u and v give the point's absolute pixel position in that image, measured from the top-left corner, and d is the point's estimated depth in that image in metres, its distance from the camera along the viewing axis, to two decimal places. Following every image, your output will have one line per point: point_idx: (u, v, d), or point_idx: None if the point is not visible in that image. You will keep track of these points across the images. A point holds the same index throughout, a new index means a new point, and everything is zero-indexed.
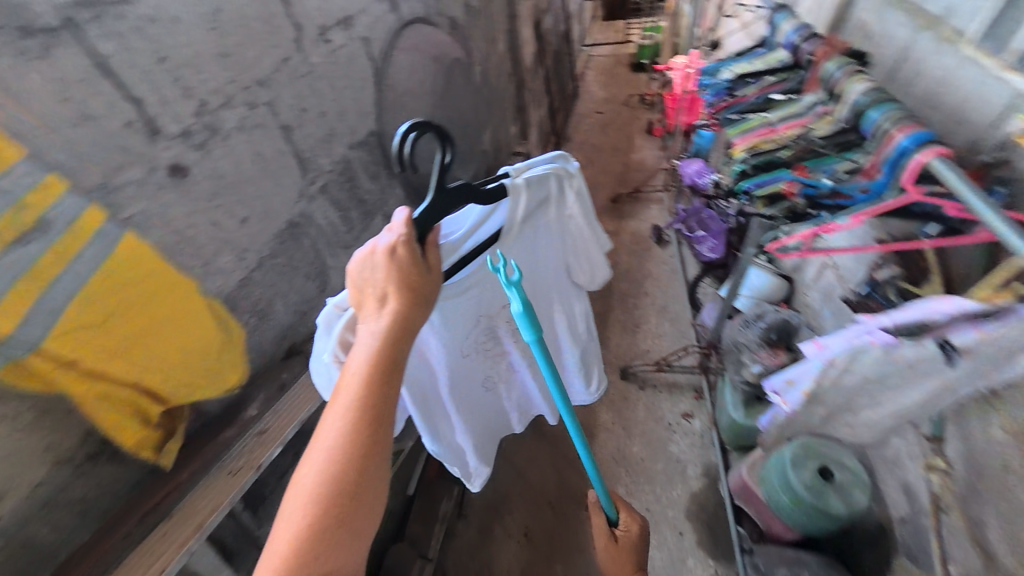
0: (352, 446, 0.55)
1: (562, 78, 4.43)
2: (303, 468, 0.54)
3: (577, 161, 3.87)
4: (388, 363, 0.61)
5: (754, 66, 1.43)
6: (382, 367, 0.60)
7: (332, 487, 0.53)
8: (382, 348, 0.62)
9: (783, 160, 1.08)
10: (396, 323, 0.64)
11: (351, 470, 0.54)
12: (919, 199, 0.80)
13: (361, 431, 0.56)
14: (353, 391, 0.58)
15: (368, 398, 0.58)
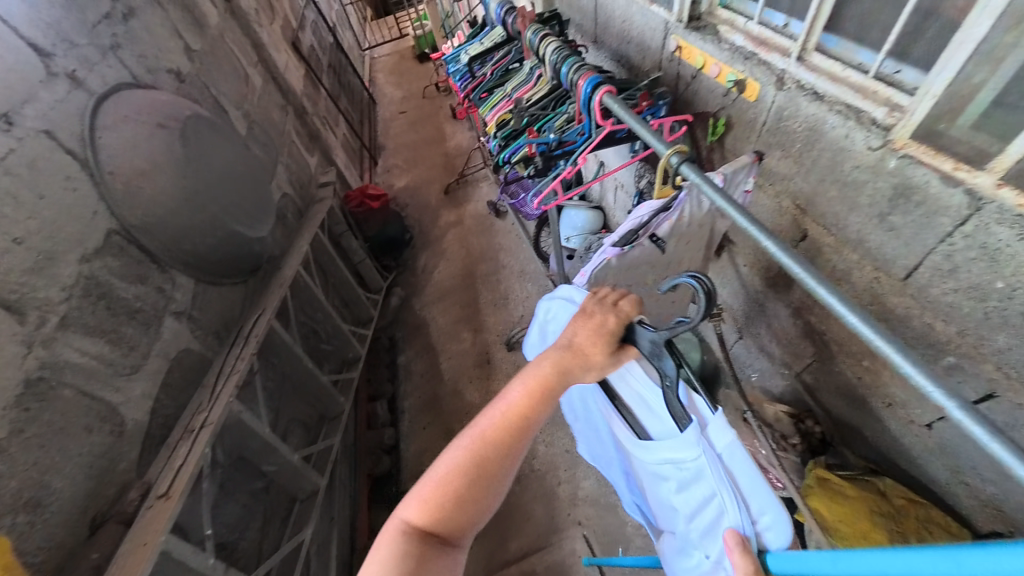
0: (477, 473, 0.57)
1: (350, 90, 4.27)
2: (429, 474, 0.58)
3: (399, 167, 3.84)
4: (533, 414, 0.60)
5: (482, 44, 1.56)
6: (525, 417, 0.60)
7: (447, 502, 0.56)
8: (532, 398, 0.60)
9: (521, 125, 1.20)
10: (554, 369, 0.61)
11: (467, 496, 0.56)
12: (612, 130, 0.99)
13: (488, 460, 0.58)
14: (499, 419, 0.59)
15: (506, 440, 0.59)
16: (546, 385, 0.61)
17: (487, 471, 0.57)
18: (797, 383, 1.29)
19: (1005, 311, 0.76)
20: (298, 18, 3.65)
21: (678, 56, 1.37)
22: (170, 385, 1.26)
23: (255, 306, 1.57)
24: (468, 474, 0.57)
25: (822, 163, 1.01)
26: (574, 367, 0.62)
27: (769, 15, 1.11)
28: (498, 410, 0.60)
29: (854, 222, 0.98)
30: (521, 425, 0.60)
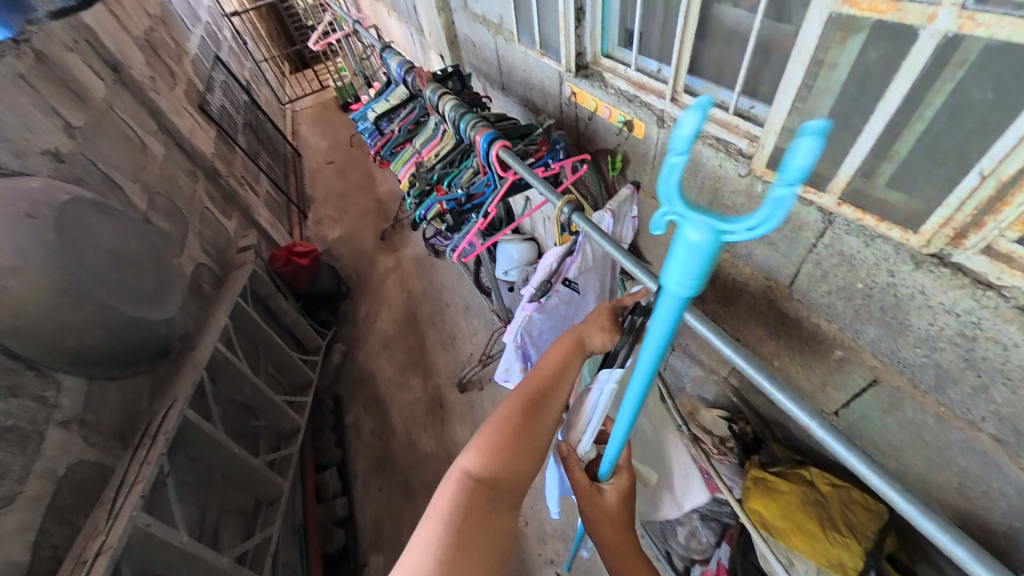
0: (514, 440, 0.61)
1: (271, 145, 4.17)
2: (469, 448, 0.61)
3: (331, 218, 3.75)
4: (555, 389, 0.67)
5: (388, 101, 1.59)
6: (551, 391, 0.67)
7: (487, 470, 0.58)
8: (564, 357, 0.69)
9: (432, 182, 1.22)
10: (570, 347, 0.71)
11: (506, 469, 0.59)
12: (515, 180, 1.03)
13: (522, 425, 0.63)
14: (531, 395, 0.66)
15: (539, 414, 0.64)
16: (565, 361, 0.69)
17: (526, 436, 0.62)
18: (727, 385, 1.38)
19: (867, 307, 0.86)
20: (205, 80, 3.54)
21: (574, 101, 1.48)
22: (58, 509, 1.08)
23: (167, 395, 1.42)
24: (509, 443, 0.61)
25: (706, 189, 1.11)
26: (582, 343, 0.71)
27: (644, 62, 1.23)
28: (525, 387, 0.67)
29: (741, 238, 1.07)
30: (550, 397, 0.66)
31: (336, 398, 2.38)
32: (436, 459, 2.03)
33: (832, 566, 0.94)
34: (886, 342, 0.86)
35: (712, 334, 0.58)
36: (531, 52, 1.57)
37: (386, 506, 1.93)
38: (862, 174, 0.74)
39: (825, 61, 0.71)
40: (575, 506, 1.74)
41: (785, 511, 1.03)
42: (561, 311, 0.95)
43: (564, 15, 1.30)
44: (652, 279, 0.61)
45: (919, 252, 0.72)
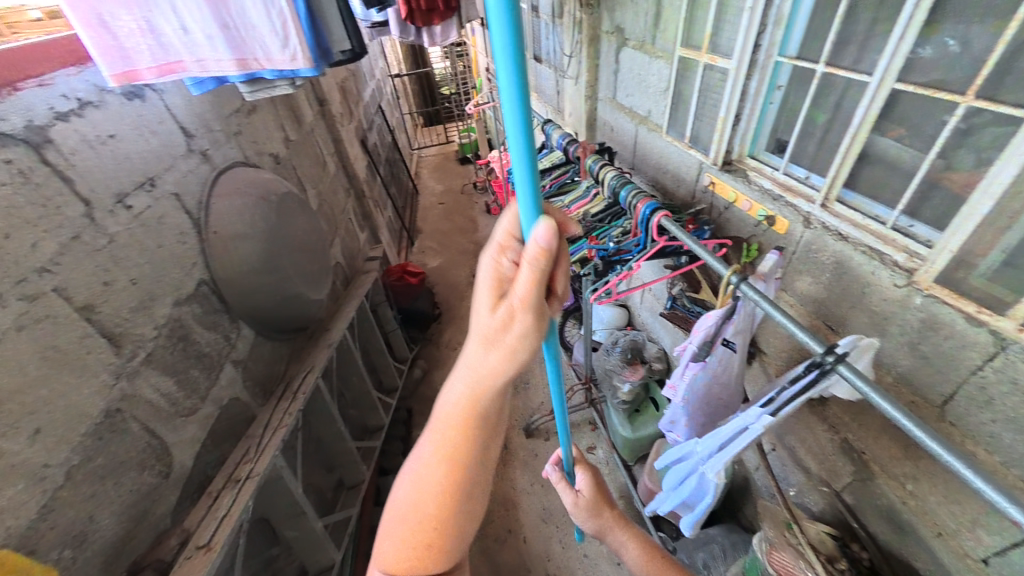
0: (448, 493, 0.51)
1: (399, 180, 4.84)
2: (406, 476, 0.54)
3: (433, 250, 4.16)
4: (477, 388, 0.50)
5: (542, 163, 1.87)
6: (477, 388, 0.50)
7: (424, 525, 0.52)
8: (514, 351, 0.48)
9: (580, 232, 1.40)
10: (497, 325, 0.48)
11: (445, 529, 0.52)
12: (665, 244, 1.16)
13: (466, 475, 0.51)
14: (464, 421, 0.51)
15: (470, 445, 0.51)
16: (490, 348, 0.48)
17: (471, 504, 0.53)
18: (837, 501, 1.28)
19: None
20: (370, 122, 4.32)
21: (711, 190, 1.62)
22: (216, 433, 1.27)
23: (304, 363, 1.64)
24: (440, 498, 0.51)
25: (852, 292, 1.15)
26: (489, 328, 0.48)
27: (794, 168, 1.35)
28: (451, 391, 0.52)
29: (886, 346, 1.07)
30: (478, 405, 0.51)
31: (408, 411, 2.51)
32: (492, 498, 2.02)
33: None
34: None
35: (881, 400, 0.67)
36: (679, 143, 1.78)
37: None
38: None
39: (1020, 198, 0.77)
40: None
41: None
42: (715, 368, 1.08)
43: (723, 119, 1.49)
44: (824, 347, 0.75)
45: None
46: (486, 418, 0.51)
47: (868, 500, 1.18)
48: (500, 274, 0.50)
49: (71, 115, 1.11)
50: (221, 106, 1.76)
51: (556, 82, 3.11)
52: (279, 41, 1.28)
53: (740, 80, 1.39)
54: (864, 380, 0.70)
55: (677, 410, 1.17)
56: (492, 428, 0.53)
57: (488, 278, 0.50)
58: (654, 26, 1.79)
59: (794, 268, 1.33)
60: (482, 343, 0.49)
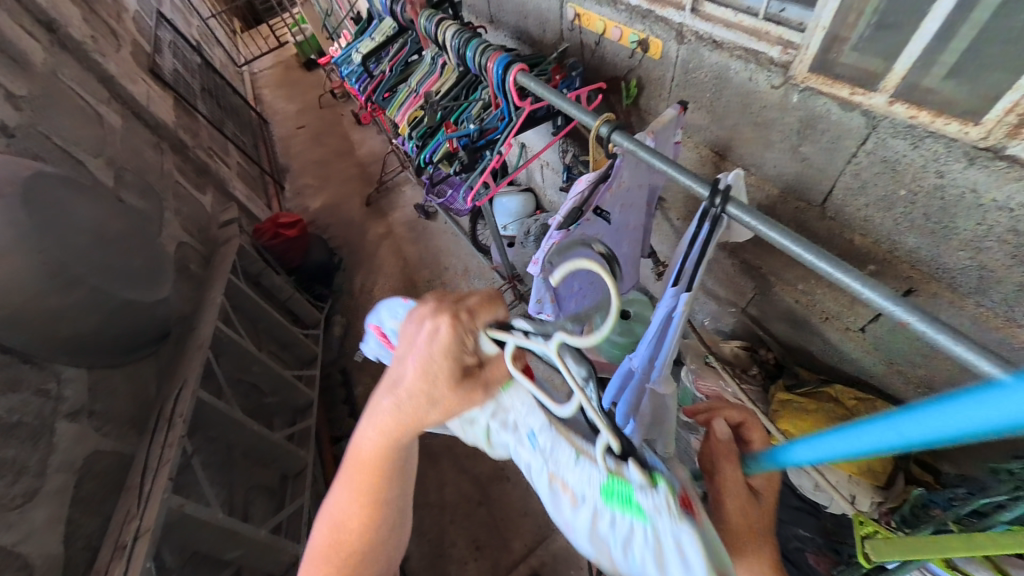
0: (367, 514, 0.48)
1: (236, 114, 3.93)
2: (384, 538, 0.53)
3: (313, 187, 3.63)
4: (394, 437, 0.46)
5: (374, 39, 1.45)
6: (398, 435, 0.45)
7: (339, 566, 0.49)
8: (363, 494, 0.48)
9: (438, 120, 1.11)
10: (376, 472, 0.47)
11: (357, 563, 0.50)
12: (530, 108, 0.93)
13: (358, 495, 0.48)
14: (369, 456, 0.47)
15: (386, 458, 0.47)
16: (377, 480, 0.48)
17: (384, 547, 0.51)
18: (746, 317, 1.39)
19: (909, 215, 0.82)
20: (156, 41, 3.24)
21: (578, 25, 1.36)
22: (79, 500, 1.08)
23: (177, 375, 1.38)
24: (361, 522, 0.49)
25: (732, 110, 1.06)
26: (407, 412, 0.44)
27: None
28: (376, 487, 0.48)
29: (773, 159, 1.02)
30: (371, 510, 0.49)
31: (343, 369, 2.34)
32: None
33: (864, 473, 0.97)
34: (927, 250, 0.83)
35: (778, 236, 0.58)
36: None
37: None
38: (920, 66, 0.71)
39: None
40: None
41: (808, 424, 1.06)
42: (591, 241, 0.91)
43: None
44: (699, 183, 0.64)
45: (974, 146, 0.69)
46: (375, 512, 0.49)
47: (771, 309, 1.28)
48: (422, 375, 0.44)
49: None
50: None
51: None
52: None
53: None
54: (752, 213, 0.60)
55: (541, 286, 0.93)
56: (377, 516, 0.49)
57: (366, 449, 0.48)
58: None
59: (676, 98, 1.19)
60: (369, 470, 0.47)
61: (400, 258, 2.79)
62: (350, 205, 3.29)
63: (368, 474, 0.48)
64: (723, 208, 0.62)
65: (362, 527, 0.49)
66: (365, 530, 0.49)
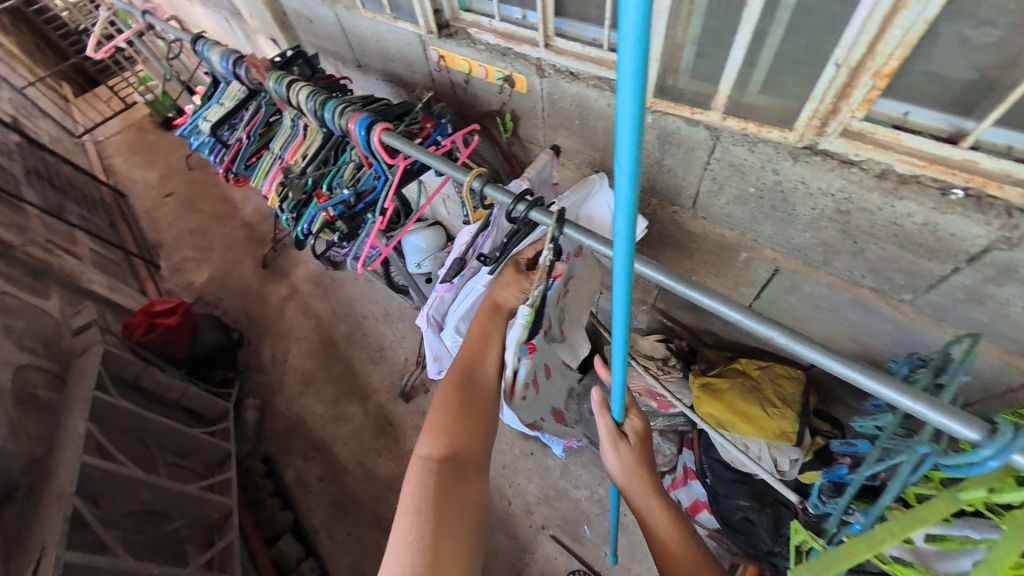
0: (464, 384, 0.76)
1: (79, 193, 3.37)
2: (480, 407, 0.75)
3: (194, 259, 3.21)
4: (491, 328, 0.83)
5: (223, 104, 1.33)
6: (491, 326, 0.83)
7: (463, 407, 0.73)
8: (469, 360, 0.80)
9: (309, 188, 1.04)
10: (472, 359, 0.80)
11: (465, 414, 0.73)
12: (402, 165, 0.90)
13: (466, 367, 0.79)
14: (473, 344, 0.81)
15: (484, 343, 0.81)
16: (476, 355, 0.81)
17: (479, 410, 0.74)
18: (656, 312, 1.46)
19: (760, 208, 0.93)
20: None
21: (444, 65, 1.37)
22: None
23: (31, 546, 1.08)
24: (472, 376, 0.78)
25: (600, 131, 1.12)
26: (502, 297, 0.85)
27: (507, 10, 1.18)
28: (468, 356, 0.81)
29: (643, 172, 1.10)
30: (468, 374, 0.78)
31: (265, 458, 2.06)
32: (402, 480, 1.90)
33: (779, 436, 1.05)
34: (780, 235, 0.95)
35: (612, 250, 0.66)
36: (384, 18, 1.42)
37: (361, 550, 1.74)
38: (738, 85, 0.80)
39: None
40: (550, 467, 1.78)
41: (725, 402, 1.11)
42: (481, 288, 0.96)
43: None
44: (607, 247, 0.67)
45: (795, 147, 0.80)
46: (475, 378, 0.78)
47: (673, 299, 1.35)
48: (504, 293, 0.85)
49: None
50: None
51: None
52: None
53: None
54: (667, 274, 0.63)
55: (434, 339, 1.00)
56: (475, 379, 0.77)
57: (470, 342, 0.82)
58: None
59: (549, 124, 1.24)
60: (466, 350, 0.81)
61: (311, 317, 2.57)
62: (243, 271, 2.97)
63: (466, 353, 0.81)
64: (560, 232, 0.70)
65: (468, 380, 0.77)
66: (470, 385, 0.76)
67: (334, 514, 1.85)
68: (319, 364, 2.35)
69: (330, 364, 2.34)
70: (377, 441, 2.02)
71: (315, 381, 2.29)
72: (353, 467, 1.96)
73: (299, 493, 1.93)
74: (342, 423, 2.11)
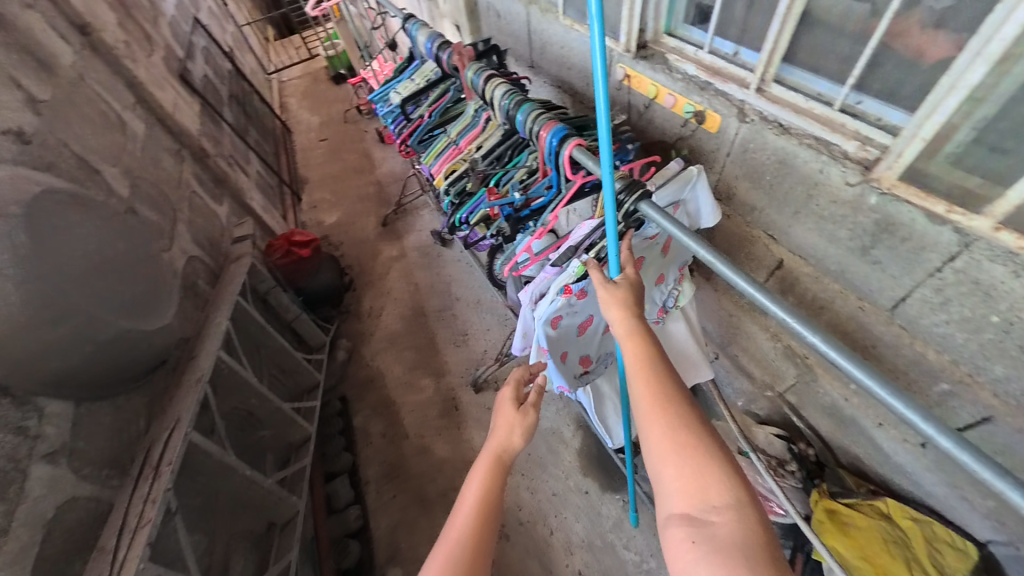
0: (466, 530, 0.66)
1: (260, 122, 3.94)
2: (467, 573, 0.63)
3: (328, 201, 3.59)
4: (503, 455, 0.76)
5: (414, 80, 1.43)
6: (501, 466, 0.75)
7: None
8: (474, 511, 0.69)
9: (478, 181, 1.07)
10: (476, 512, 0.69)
11: None
12: (582, 183, 0.88)
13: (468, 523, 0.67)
14: (479, 482, 0.72)
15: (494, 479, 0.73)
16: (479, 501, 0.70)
17: None
18: (781, 402, 1.33)
19: (999, 343, 0.77)
20: (189, 46, 3.25)
21: (626, 85, 1.32)
22: (49, 557, 0.95)
23: (166, 416, 1.25)
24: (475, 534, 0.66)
25: (796, 194, 1.00)
26: (506, 444, 0.78)
27: (718, 44, 1.08)
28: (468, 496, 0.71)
29: (835, 253, 0.96)
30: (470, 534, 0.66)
31: (341, 398, 2.24)
32: (452, 465, 1.93)
33: None
34: (1014, 382, 0.79)
35: (670, 226, 0.74)
36: (581, 28, 1.41)
37: (400, 516, 1.81)
38: None
39: (1014, 58, 0.60)
40: (602, 515, 1.68)
41: (857, 544, 1.01)
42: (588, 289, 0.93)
43: None
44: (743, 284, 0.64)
45: None
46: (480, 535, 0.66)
47: (812, 399, 1.22)
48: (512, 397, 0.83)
49: None
50: None
51: None
52: None
53: None
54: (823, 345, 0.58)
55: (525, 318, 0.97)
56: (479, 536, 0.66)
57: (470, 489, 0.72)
58: None
59: (730, 172, 1.14)
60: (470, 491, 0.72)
61: (410, 283, 2.73)
62: (364, 224, 3.25)
63: (472, 500, 0.70)
64: (636, 204, 0.80)
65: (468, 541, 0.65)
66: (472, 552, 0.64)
67: (385, 473, 1.94)
68: (406, 329, 2.49)
69: (416, 332, 2.46)
70: (439, 420, 2.08)
71: (398, 343, 2.42)
72: (412, 436, 2.05)
73: (360, 442, 2.06)
74: (413, 391, 2.20)
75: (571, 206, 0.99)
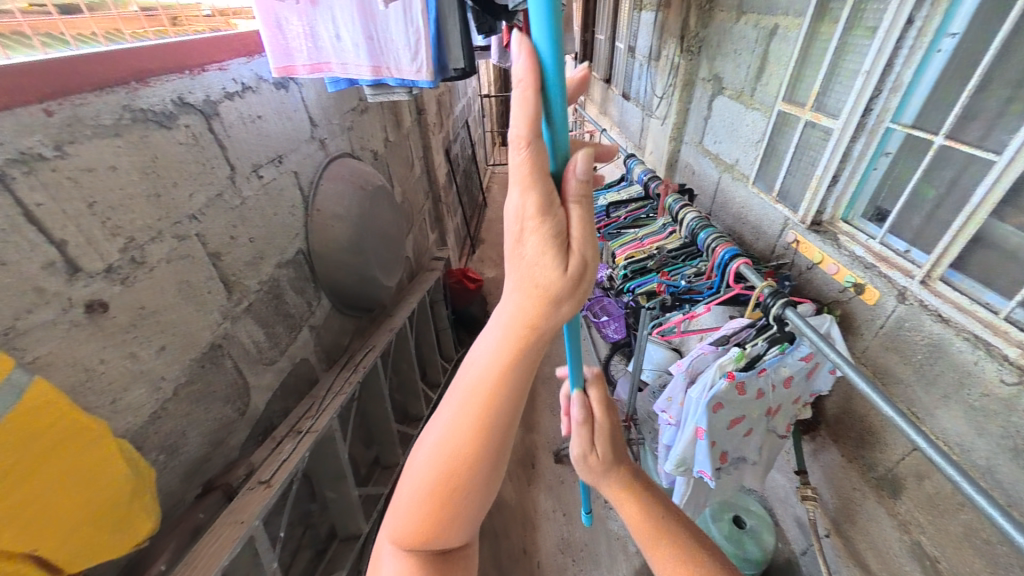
0: (468, 466, 0.51)
1: (472, 193, 5.18)
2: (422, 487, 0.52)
3: (493, 261, 4.38)
4: (514, 365, 0.49)
5: (620, 194, 1.94)
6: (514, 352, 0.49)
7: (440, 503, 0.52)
8: (466, 441, 0.51)
9: (651, 267, 1.42)
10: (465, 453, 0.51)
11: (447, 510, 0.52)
12: (738, 291, 1.15)
13: (463, 461, 0.51)
14: (461, 413, 0.51)
15: (504, 385, 0.50)
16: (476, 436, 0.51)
17: (453, 515, 0.53)
18: None
19: None
20: (458, 135, 4.67)
21: (794, 248, 1.59)
22: (285, 386, 1.42)
23: (364, 343, 1.75)
24: (461, 470, 0.51)
25: (947, 379, 1.08)
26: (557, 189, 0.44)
27: (891, 239, 1.28)
28: (449, 414, 0.51)
29: (983, 447, 0.99)
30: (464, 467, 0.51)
31: None
32: (512, 513, 2.02)
33: None
34: None
35: (807, 331, 0.91)
36: (765, 197, 1.76)
37: None
38: None
39: None
40: None
41: None
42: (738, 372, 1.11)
43: (819, 178, 1.45)
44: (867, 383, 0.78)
45: None
46: (479, 464, 0.52)
47: None
48: (546, 234, 0.44)
49: (237, 95, 1.31)
50: (342, 105, 1.96)
51: (641, 120, 3.12)
52: (410, 55, 1.40)
53: (844, 140, 1.35)
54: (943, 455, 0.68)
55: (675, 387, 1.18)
56: (467, 477, 0.51)
57: (466, 374, 0.52)
58: (756, 79, 1.79)
59: (881, 342, 1.26)
60: (460, 410, 0.51)
61: None
62: None
63: (465, 429, 0.51)
64: (780, 310, 0.99)
65: (461, 480, 0.51)
66: (460, 489, 0.52)
67: None
68: None
69: None
70: (515, 468, 2.22)
71: None
72: None
73: None
74: None
75: (723, 309, 1.24)
